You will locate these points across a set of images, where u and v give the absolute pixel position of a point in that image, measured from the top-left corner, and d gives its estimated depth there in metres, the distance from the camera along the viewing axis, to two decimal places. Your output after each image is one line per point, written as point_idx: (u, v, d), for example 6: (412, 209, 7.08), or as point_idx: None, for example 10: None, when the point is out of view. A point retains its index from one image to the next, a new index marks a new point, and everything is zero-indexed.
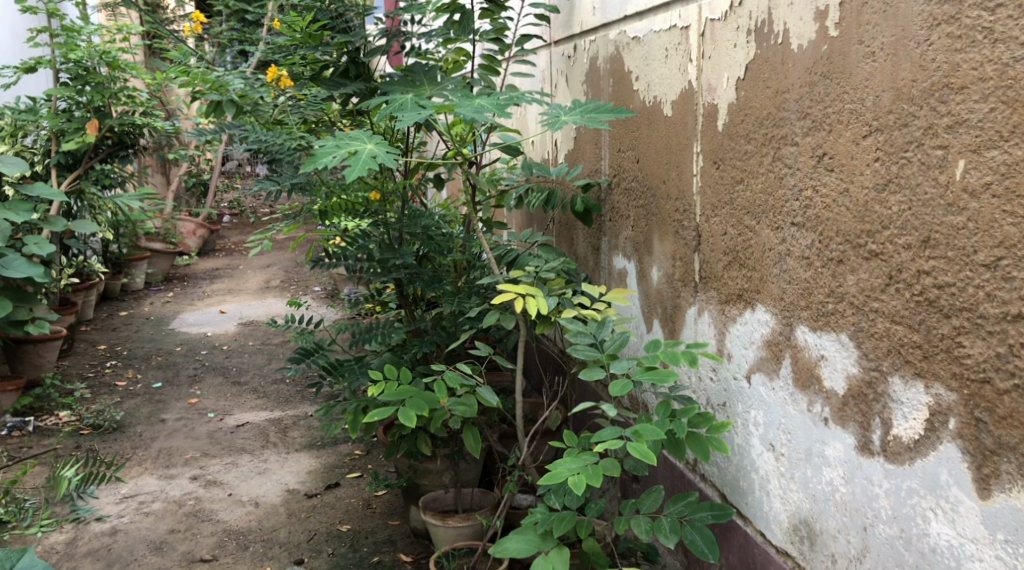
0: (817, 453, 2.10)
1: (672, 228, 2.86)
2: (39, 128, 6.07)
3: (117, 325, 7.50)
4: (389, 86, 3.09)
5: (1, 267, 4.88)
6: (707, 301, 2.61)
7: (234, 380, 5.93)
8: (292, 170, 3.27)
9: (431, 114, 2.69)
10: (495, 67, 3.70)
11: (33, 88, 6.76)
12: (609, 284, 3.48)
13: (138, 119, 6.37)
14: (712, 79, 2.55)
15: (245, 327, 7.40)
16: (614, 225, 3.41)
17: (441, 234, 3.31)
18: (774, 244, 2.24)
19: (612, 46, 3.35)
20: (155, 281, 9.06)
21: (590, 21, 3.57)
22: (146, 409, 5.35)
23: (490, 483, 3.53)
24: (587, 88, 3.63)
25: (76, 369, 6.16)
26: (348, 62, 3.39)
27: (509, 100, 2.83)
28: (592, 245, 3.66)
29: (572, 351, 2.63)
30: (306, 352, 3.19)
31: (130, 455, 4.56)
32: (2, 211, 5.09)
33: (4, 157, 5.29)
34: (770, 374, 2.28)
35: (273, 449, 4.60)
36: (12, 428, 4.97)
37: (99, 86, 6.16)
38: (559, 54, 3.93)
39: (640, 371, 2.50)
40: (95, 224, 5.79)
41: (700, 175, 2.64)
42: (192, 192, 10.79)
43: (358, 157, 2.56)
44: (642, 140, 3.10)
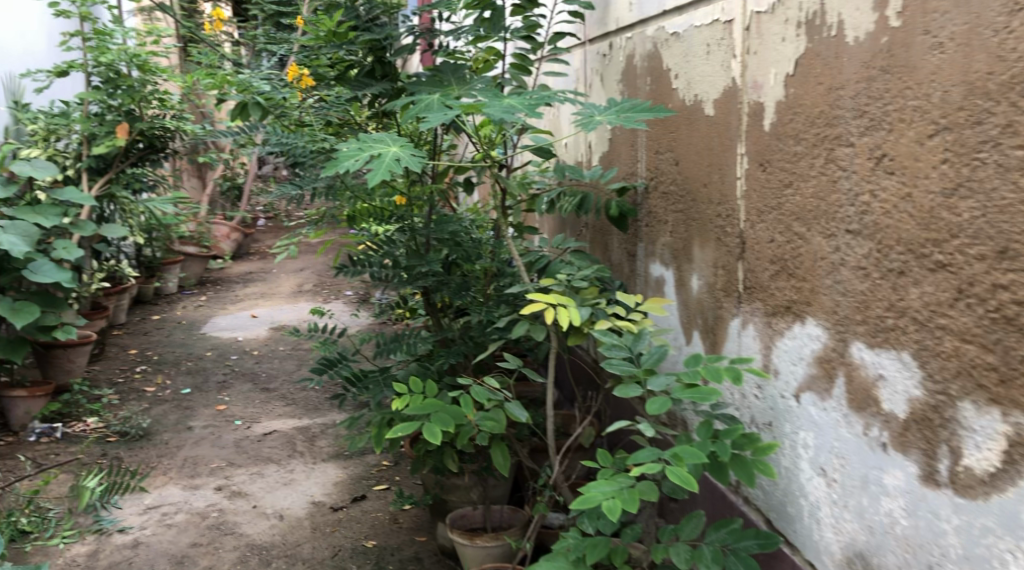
0: (874, 481, 1.94)
1: (713, 235, 2.71)
2: (71, 132, 6.04)
3: (149, 329, 7.46)
4: (415, 86, 2.97)
5: (29, 272, 4.85)
6: (752, 313, 2.46)
7: (263, 386, 5.83)
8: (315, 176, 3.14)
9: (459, 115, 2.57)
10: (527, 66, 3.56)
11: (66, 92, 6.78)
12: (645, 293, 3.33)
13: (168, 122, 6.32)
14: (757, 75, 2.39)
15: (276, 331, 7.32)
16: (651, 231, 3.26)
17: (470, 239, 3.18)
18: (826, 253, 2.07)
19: (649, 43, 3.20)
20: (188, 285, 9.04)
21: (626, 18, 3.42)
22: (173, 416, 5.27)
23: (520, 500, 3.38)
24: (623, 87, 3.49)
25: (106, 375, 6.11)
26: (374, 62, 3.27)
27: (540, 100, 2.69)
28: (627, 251, 3.51)
29: (606, 366, 2.48)
30: (328, 362, 3.05)
31: (156, 465, 4.48)
32: (31, 216, 5.07)
33: (34, 162, 5.30)
34: (821, 394, 2.11)
35: (300, 458, 4.49)
36: (39, 435, 4.91)
37: (130, 89, 6.13)
38: (593, 53, 3.78)
39: (679, 389, 2.35)
40: (124, 229, 5.73)
41: (744, 179, 2.48)
42: (226, 196, 10.78)
43: (382, 161, 2.46)
44: (681, 142, 2.94)
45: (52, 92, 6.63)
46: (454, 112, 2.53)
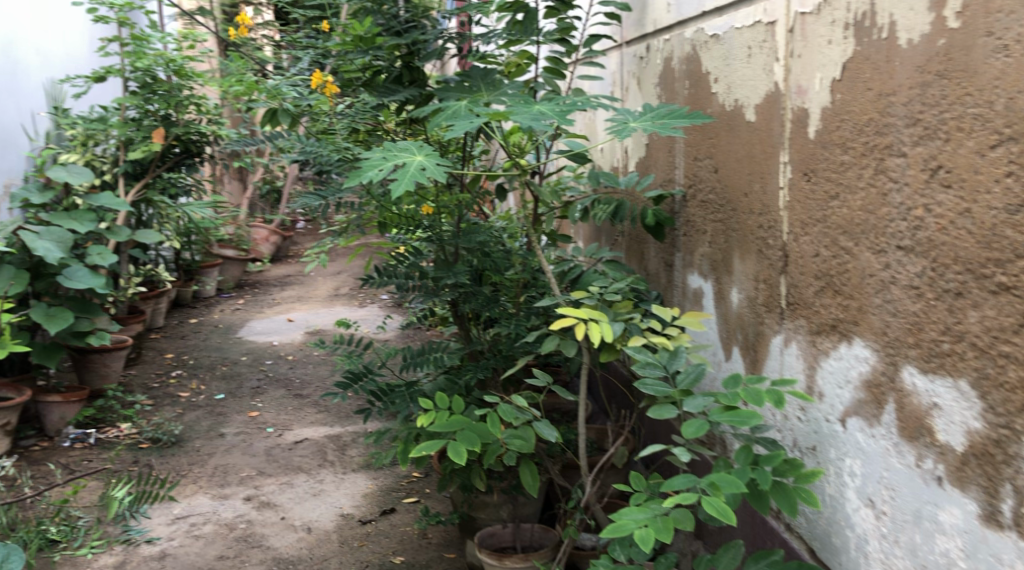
0: (927, 517, 1.81)
1: (755, 247, 2.58)
2: (109, 137, 6.06)
3: (186, 333, 7.47)
4: (443, 91, 2.88)
5: (64, 278, 4.81)
6: (796, 330, 2.34)
7: (297, 393, 5.79)
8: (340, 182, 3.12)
9: (487, 123, 2.48)
10: (561, 70, 3.46)
11: (103, 98, 6.79)
12: (683, 305, 3.22)
13: (204, 127, 6.30)
14: (802, 79, 2.26)
15: (311, 336, 7.29)
16: (689, 240, 3.14)
17: (500, 250, 3.11)
18: (875, 270, 1.95)
19: (688, 45, 3.08)
20: (226, 289, 9.07)
21: (664, 19, 3.31)
22: (206, 423, 5.24)
23: (552, 518, 3.27)
24: (660, 91, 3.37)
25: (141, 379, 6.12)
26: (402, 67, 3.21)
27: (572, 106, 2.59)
28: (664, 261, 3.39)
29: (640, 385, 2.37)
30: (354, 376, 2.97)
31: (186, 473, 4.45)
32: (67, 222, 5.06)
33: (71, 167, 5.28)
34: (869, 420, 1.98)
35: (330, 468, 4.43)
36: (74, 440, 4.91)
37: (166, 94, 6.11)
38: (630, 55, 3.66)
39: (717, 411, 2.23)
40: (159, 234, 5.70)
41: (787, 189, 2.36)
42: (265, 199, 10.81)
43: (406, 171, 2.39)
44: (721, 149, 2.82)
45: (90, 98, 6.66)
46: (480, 120, 2.45)
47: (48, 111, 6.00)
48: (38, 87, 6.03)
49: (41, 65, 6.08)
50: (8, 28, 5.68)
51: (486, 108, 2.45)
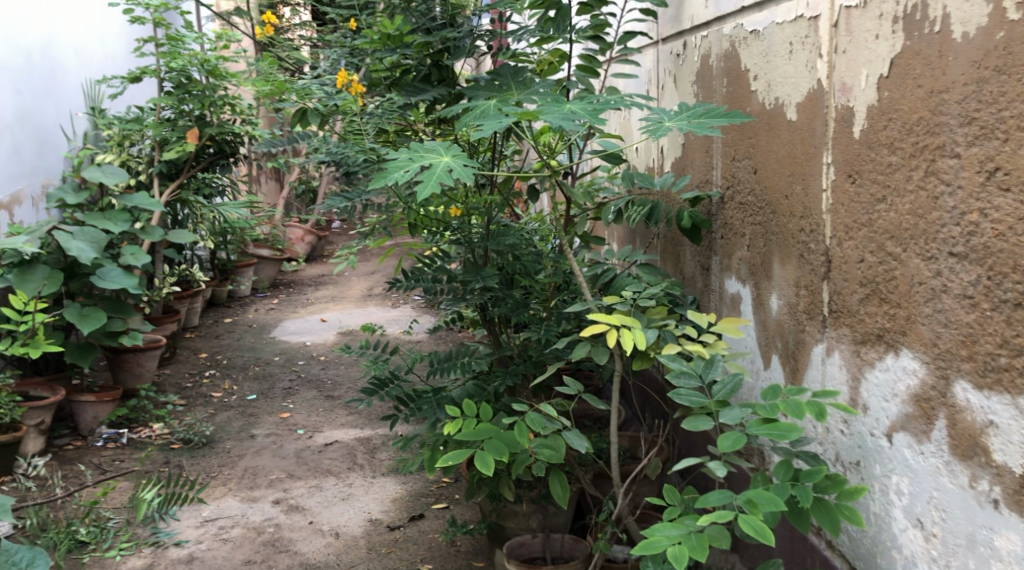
0: (982, 542, 1.72)
1: (796, 251, 2.49)
2: (144, 137, 6.07)
3: (220, 333, 7.48)
4: (472, 90, 2.82)
5: (97, 279, 4.80)
6: (839, 339, 2.24)
7: (328, 394, 5.75)
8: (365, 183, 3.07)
9: (516, 122, 2.41)
10: (595, 68, 3.37)
11: (138, 99, 6.82)
12: (720, 310, 3.12)
13: (237, 127, 6.29)
14: (846, 76, 2.16)
15: (343, 336, 7.26)
16: (727, 243, 3.05)
17: (530, 253, 3.02)
18: (926, 277, 1.86)
19: (727, 42, 2.98)
20: (261, 288, 9.08)
21: (701, 15, 3.21)
22: (237, 424, 5.21)
23: (582, 528, 3.18)
24: (697, 89, 3.27)
25: (175, 379, 6.13)
26: (431, 66, 3.14)
27: (605, 104, 2.50)
28: (700, 264, 3.30)
29: (674, 396, 2.28)
30: (380, 382, 2.91)
31: (216, 475, 4.42)
32: (101, 222, 5.06)
33: (105, 167, 5.29)
34: (917, 436, 1.89)
35: (360, 471, 4.38)
36: (106, 440, 4.86)
37: (201, 94, 6.10)
38: (666, 52, 3.56)
39: (756, 423, 2.14)
40: (192, 234, 5.68)
41: (830, 191, 2.26)
42: (301, 198, 10.83)
43: (432, 172, 2.33)
44: (760, 149, 2.72)
45: (126, 98, 6.68)
46: (508, 119, 2.38)
47: (86, 111, 6.03)
48: (77, 87, 6.07)
49: (78, 66, 6.11)
50: (47, 28, 5.71)
51: (513, 107, 2.38)
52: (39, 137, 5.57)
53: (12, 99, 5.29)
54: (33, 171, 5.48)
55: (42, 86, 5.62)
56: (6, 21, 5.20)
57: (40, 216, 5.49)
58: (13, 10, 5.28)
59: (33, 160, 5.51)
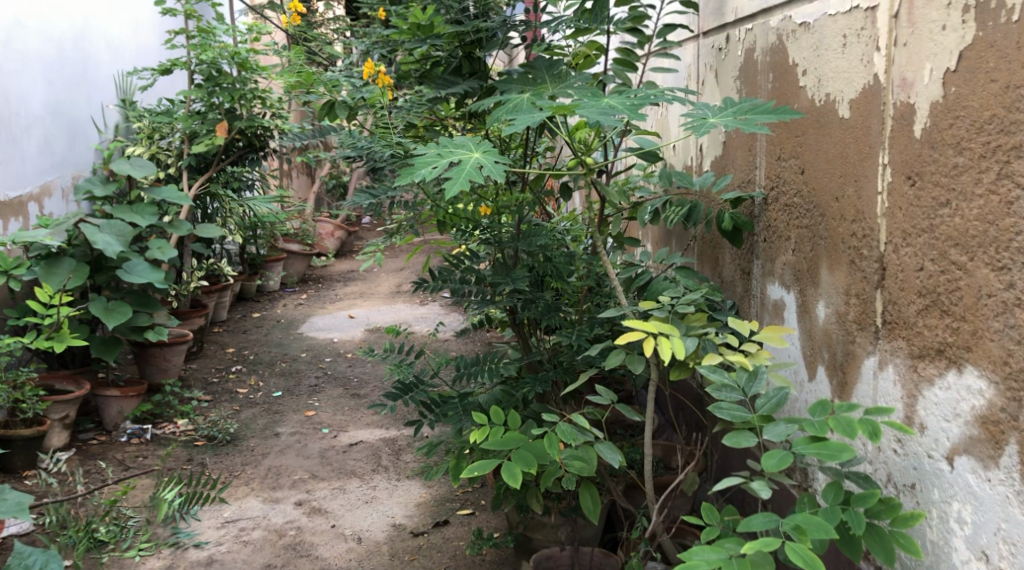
0: None
1: (846, 257, 2.36)
2: (174, 130, 6.06)
3: (248, 328, 7.43)
4: (505, 83, 2.69)
5: (123, 272, 4.74)
6: (891, 352, 2.11)
7: (354, 392, 5.66)
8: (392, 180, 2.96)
9: (550, 118, 2.28)
10: (633, 62, 3.24)
11: (169, 91, 6.78)
12: (762, 317, 2.99)
13: (267, 121, 6.21)
14: (905, 70, 2.03)
15: (371, 333, 7.17)
16: (770, 247, 2.91)
17: (562, 253, 2.87)
18: (996, 289, 1.76)
19: (773, 35, 2.84)
20: (290, 283, 9.02)
21: (746, 8, 3.08)
22: (262, 421, 5.13)
23: (612, 541, 3.06)
24: (740, 85, 3.14)
25: (201, 374, 6.07)
26: (462, 58, 3.01)
27: (645, 99, 2.37)
28: (740, 268, 3.16)
29: (715, 410, 2.16)
30: (404, 387, 2.79)
31: (239, 474, 4.34)
32: (128, 214, 4.98)
33: (134, 160, 5.22)
34: (983, 461, 1.77)
35: (384, 474, 4.28)
36: (130, 435, 4.79)
37: (230, 87, 6.01)
38: (707, 47, 3.43)
39: (803, 442, 2.01)
40: (219, 229, 5.61)
41: (885, 194, 2.13)
42: (331, 193, 10.76)
43: (461, 168, 2.23)
44: (809, 148, 2.58)
45: (157, 90, 6.62)
46: (542, 115, 2.26)
47: (118, 103, 5.99)
48: (109, 79, 6.03)
49: (111, 57, 6.07)
50: (79, 19, 5.66)
51: (548, 101, 2.26)
52: (70, 129, 5.52)
53: (44, 90, 5.24)
54: (64, 163, 5.44)
55: (74, 78, 5.58)
56: (39, 11, 5.15)
57: (69, 208, 5.46)
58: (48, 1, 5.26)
59: (64, 152, 5.46)
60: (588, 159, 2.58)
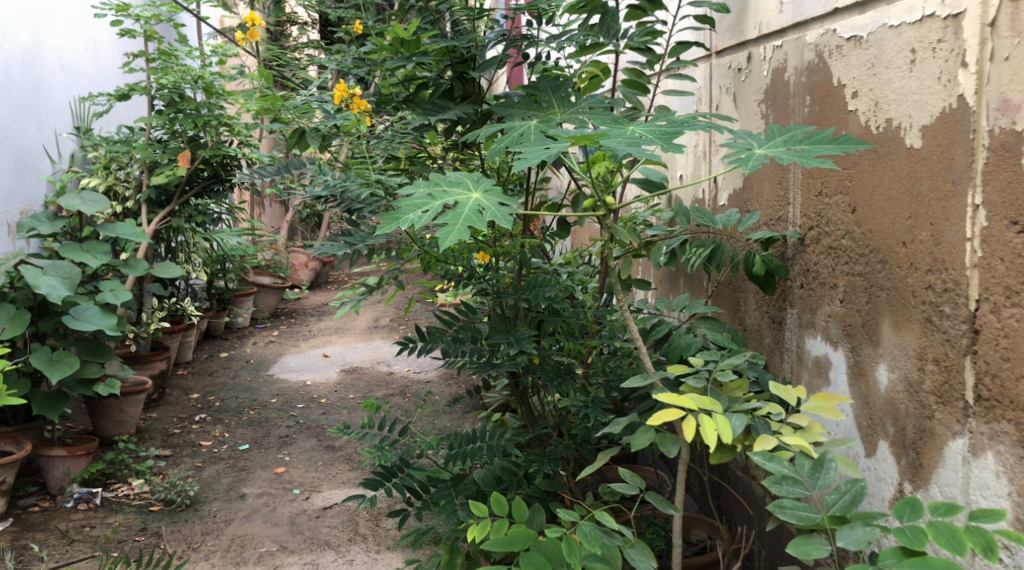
0: None
1: (915, 315, 1.99)
2: (133, 160, 5.56)
3: (214, 369, 6.94)
4: (504, 108, 2.29)
5: (70, 319, 4.26)
6: (992, 437, 1.80)
7: (328, 444, 5.18)
8: (371, 224, 2.55)
9: (568, 150, 1.89)
10: (643, 84, 2.86)
11: (128, 117, 6.33)
12: (799, 376, 2.59)
13: (234, 149, 5.76)
14: (1008, 91, 1.76)
15: (346, 375, 6.69)
16: (810, 296, 2.52)
17: (571, 306, 2.45)
18: None
19: (811, 52, 2.48)
20: (261, 319, 8.52)
21: (773, 22, 2.71)
22: (226, 480, 4.65)
23: None
24: (766, 109, 2.77)
25: (162, 425, 5.57)
26: (453, 79, 2.61)
27: (677, 126, 1.97)
28: (769, 316, 2.76)
29: (776, 509, 1.76)
30: (388, 469, 2.37)
31: (198, 547, 3.87)
32: (78, 253, 4.51)
33: (84, 194, 4.74)
34: None
35: (362, 545, 3.82)
36: (78, 500, 4.30)
37: (194, 113, 5.57)
38: (723, 66, 3.06)
39: (897, 556, 1.60)
40: (180, 267, 5.12)
41: (979, 242, 1.83)
42: (306, 223, 10.28)
43: (459, 212, 1.83)
44: (862, 183, 2.20)
45: (116, 115, 6.14)
46: (560, 148, 1.87)
47: (72, 130, 5.52)
48: (63, 104, 5.56)
49: (65, 81, 5.62)
50: (29, 40, 5.21)
51: (565, 131, 1.87)
52: (18, 159, 5.05)
53: None
54: (11, 197, 4.97)
55: (22, 104, 5.11)
56: None
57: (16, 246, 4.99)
58: None
59: (10, 184, 4.99)
60: (605, 195, 2.19)
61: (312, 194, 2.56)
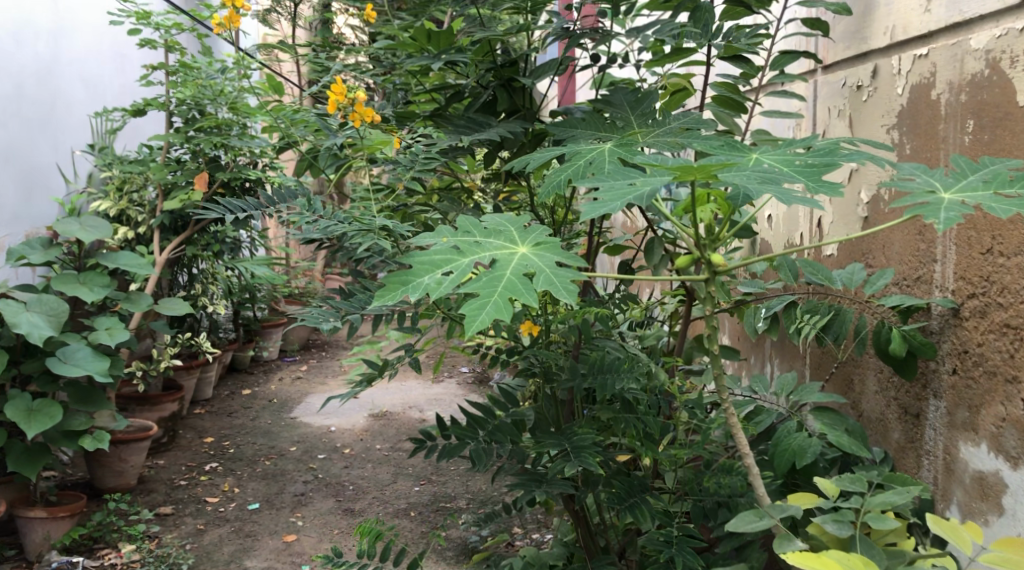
0: None
1: None
2: (148, 182, 5.01)
3: (234, 409, 6.35)
4: (564, 128, 1.68)
5: (55, 361, 3.68)
6: None
7: (347, 507, 4.54)
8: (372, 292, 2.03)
9: (669, 187, 1.31)
10: (737, 100, 2.26)
11: (147, 132, 5.79)
12: (947, 495, 1.94)
13: (260, 173, 5.17)
14: None
15: (374, 421, 6.04)
16: (964, 389, 1.90)
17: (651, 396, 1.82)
18: None
19: (981, 63, 1.88)
20: (290, 352, 7.92)
21: (915, 25, 2.08)
22: (228, 549, 4.05)
23: None
24: (897, 135, 2.14)
25: (168, 474, 5.00)
26: (497, 87, 2.02)
27: (827, 152, 1.35)
28: (899, 405, 2.09)
29: None
30: None
31: None
32: (72, 286, 3.97)
33: (85, 219, 4.19)
34: None
35: None
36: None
37: (215, 132, 4.99)
38: (834, 84, 2.43)
39: None
40: (188, 304, 4.55)
41: None
42: None
43: (497, 276, 1.25)
44: None
45: (135, 132, 5.62)
46: (658, 187, 1.28)
47: (88, 148, 4.86)
48: (81, 119, 4.91)
49: (88, 95, 5.00)
50: (51, 47, 4.59)
51: (666, 164, 1.29)
52: (26, 176, 4.37)
53: None
54: (15, 219, 4.27)
55: (35, 117, 4.45)
56: None
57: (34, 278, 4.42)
58: (11, 22, 4.19)
59: (15, 205, 4.29)
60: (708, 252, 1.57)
61: (300, 238, 2.03)
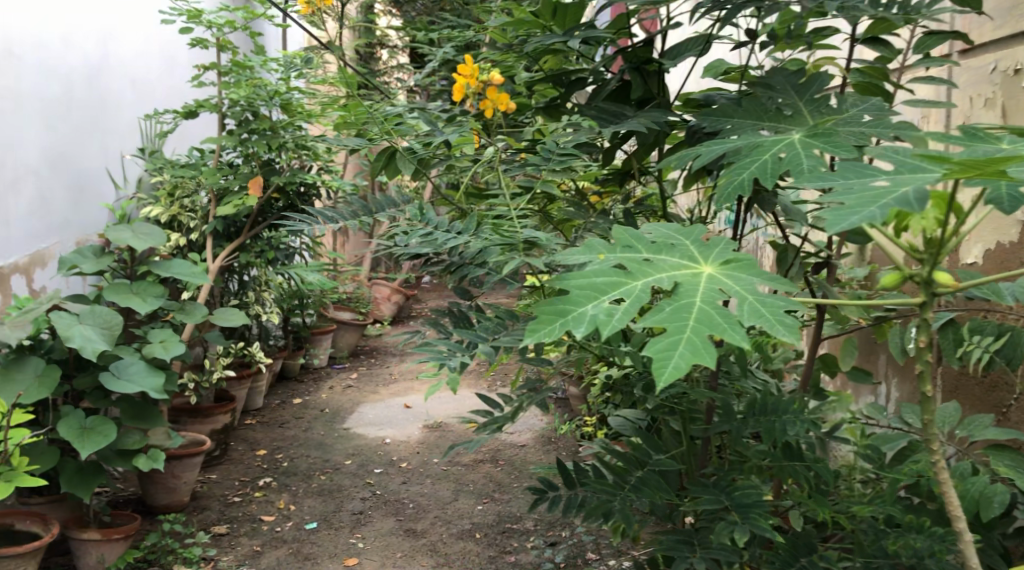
0: None
1: None
2: (199, 186, 4.76)
3: (286, 420, 6.13)
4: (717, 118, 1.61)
5: (109, 378, 3.47)
6: None
7: (409, 528, 4.27)
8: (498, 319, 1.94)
9: (936, 185, 1.34)
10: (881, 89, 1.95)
11: (197, 135, 5.58)
12: None
13: (315, 177, 4.92)
14: None
15: (430, 433, 5.78)
16: None
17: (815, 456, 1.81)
18: None
19: None
20: (339, 358, 7.67)
21: None
22: None
23: None
24: None
25: (221, 489, 4.79)
26: (630, 71, 1.86)
27: None
28: None
29: None
30: None
31: None
32: (126, 297, 3.75)
33: (137, 226, 3.98)
34: None
35: None
36: None
37: (269, 134, 4.75)
38: (979, 68, 2.13)
39: None
40: (241, 314, 4.33)
41: None
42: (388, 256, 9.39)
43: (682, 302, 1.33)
44: None
45: (184, 134, 5.40)
46: (925, 189, 1.31)
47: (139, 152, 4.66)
48: (130, 122, 4.71)
49: (137, 97, 4.79)
50: (100, 47, 4.39)
51: (951, 159, 1.31)
52: (75, 182, 4.18)
53: (40, 137, 3.90)
54: (64, 226, 4.08)
55: (84, 119, 4.25)
56: (44, 32, 3.88)
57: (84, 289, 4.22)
58: (58, 20, 3.98)
59: (65, 211, 4.12)
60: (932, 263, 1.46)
61: (407, 253, 1.93)
